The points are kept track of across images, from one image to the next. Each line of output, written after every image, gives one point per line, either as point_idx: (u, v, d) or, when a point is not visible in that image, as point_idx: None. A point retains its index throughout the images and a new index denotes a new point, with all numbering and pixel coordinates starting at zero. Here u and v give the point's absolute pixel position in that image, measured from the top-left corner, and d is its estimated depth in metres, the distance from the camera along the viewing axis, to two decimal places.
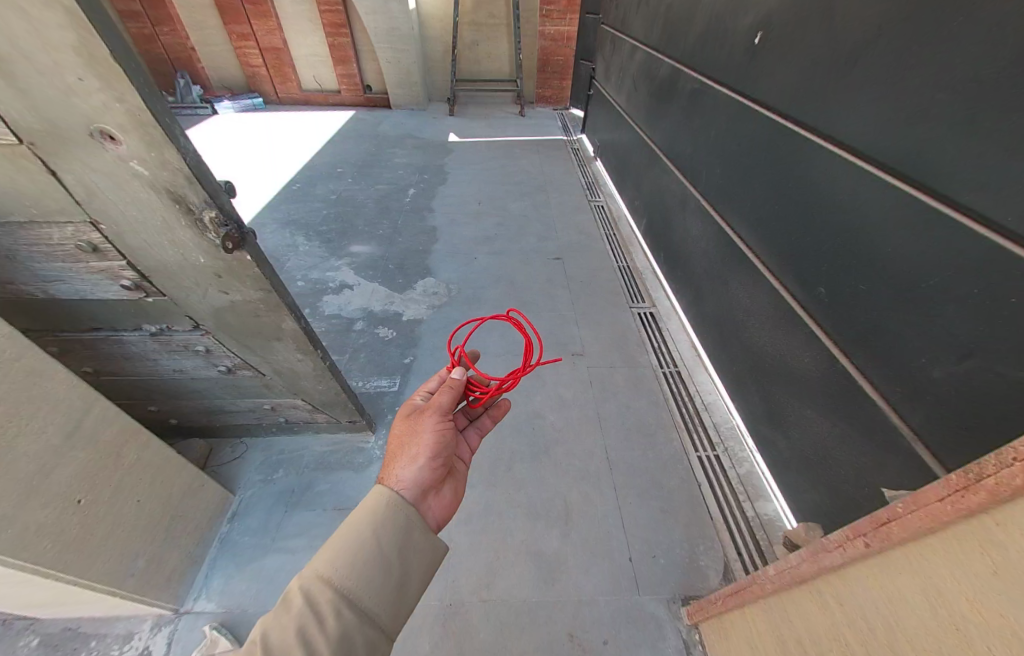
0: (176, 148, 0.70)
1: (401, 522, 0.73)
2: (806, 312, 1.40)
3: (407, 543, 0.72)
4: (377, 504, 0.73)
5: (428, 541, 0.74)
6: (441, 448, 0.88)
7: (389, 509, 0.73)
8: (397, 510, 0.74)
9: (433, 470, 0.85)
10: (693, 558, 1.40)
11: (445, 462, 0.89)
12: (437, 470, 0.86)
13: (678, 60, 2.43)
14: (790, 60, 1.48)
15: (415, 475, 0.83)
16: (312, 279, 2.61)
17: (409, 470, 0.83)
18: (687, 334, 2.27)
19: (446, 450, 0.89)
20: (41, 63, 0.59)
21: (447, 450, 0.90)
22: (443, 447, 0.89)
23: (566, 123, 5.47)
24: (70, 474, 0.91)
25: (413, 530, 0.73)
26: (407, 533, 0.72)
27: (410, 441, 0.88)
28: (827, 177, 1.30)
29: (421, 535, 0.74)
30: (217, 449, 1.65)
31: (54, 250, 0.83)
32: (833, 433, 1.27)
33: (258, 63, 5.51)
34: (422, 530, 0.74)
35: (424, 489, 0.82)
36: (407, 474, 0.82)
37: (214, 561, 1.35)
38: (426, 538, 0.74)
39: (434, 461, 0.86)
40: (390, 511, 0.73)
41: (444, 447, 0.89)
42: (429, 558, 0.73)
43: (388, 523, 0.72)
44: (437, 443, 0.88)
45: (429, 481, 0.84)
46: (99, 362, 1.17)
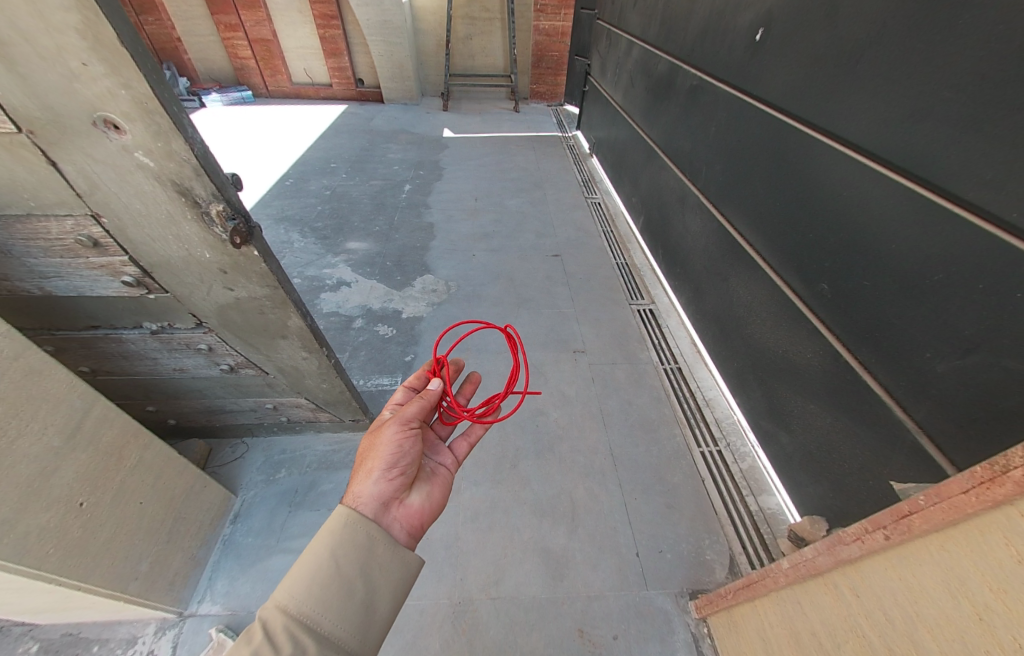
0: (184, 138, 0.68)
1: (361, 541, 0.74)
2: (808, 308, 1.41)
3: (370, 561, 0.73)
4: (335, 524, 0.74)
5: (396, 558, 0.76)
6: (400, 458, 0.89)
7: (349, 529, 0.74)
8: (356, 529, 0.75)
9: (390, 481, 0.86)
10: (698, 552, 1.42)
11: (405, 471, 0.89)
12: (395, 480, 0.86)
13: (676, 57, 2.44)
14: (791, 58, 1.49)
15: (371, 488, 0.83)
16: (308, 275, 2.57)
17: (365, 484, 0.83)
18: (687, 331, 2.29)
19: (404, 459, 0.89)
20: (42, 48, 0.56)
21: (407, 459, 0.90)
22: (401, 456, 0.89)
23: (561, 119, 5.46)
24: (71, 477, 0.89)
25: (375, 547, 0.75)
26: (370, 550, 0.74)
27: (368, 455, 0.88)
28: (830, 174, 1.31)
29: (385, 550, 0.76)
30: (216, 449, 1.62)
31: (52, 245, 0.80)
32: (837, 428, 1.29)
33: (247, 55, 5.39)
34: (386, 546, 0.76)
35: (382, 501, 0.83)
36: (364, 489, 0.82)
37: (217, 562, 1.32)
38: (392, 553, 0.76)
39: (391, 472, 0.87)
40: (349, 531, 0.74)
41: (402, 457, 0.89)
42: (398, 575, 0.75)
43: (347, 543, 0.73)
44: (394, 453, 0.88)
45: (387, 492, 0.84)
46: (96, 361, 1.14)
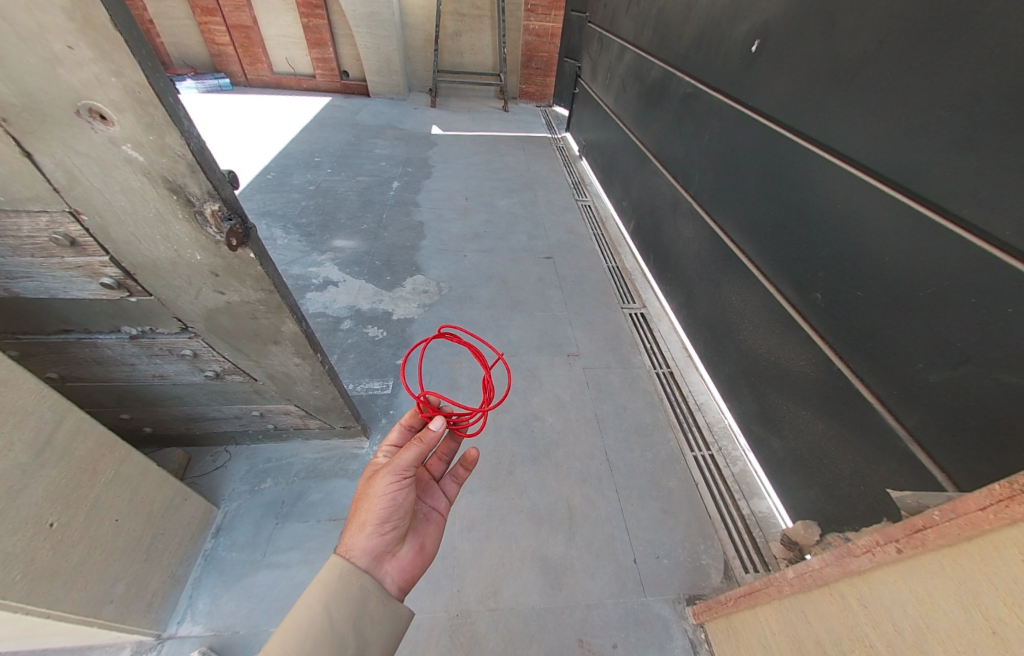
0: (179, 133, 0.62)
1: (355, 595, 0.72)
2: (800, 316, 1.44)
3: (362, 616, 0.71)
4: (327, 578, 0.71)
5: (388, 611, 0.74)
6: (395, 510, 0.84)
7: (342, 582, 0.72)
8: (350, 583, 0.72)
9: (383, 534, 0.82)
10: (694, 556, 1.43)
11: (400, 524, 0.84)
12: (389, 533, 0.82)
13: (670, 63, 2.46)
14: (787, 71, 1.51)
15: (365, 542, 0.79)
16: (293, 274, 2.48)
17: (360, 537, 0.79)
18: (678, 335, 2.32)
19: (399, 512, 0.84)
20: (20, 27, 0.49)
21: (401, 512, 0.85)
22: (395, 510, 0.84)
23: (550, 121, 5.45)
24: (39, 495, 0.81)
25: (367, 599, 0.73)
26: (363, 604, 0.72)
27: (361, 504, 0.84)
28: (825, 188, 1.33)
29: (377, 603, 0.73)
30: (196, 458, 1.53)
31: (22, 243, 0.73)
32: (828, 434, 1.32)
33: (224, 42, 5.17)
34: (378, 598, 0.74)
35: (376, 555, 0.79)
36: (357, 542, 0.79)
37: (199, 579, 1.25)
38: (385, 607, 0.74)
39: (384, 525, 0.82)
40: (343, 584, 0.72)
41: (397, 511, 0.84)
42: (388, 628, 0.73)
43: (340, 596, 0.70)
44: (389, 506, 0.84)
45: (380, 546, 0.80)
46: (66, 367, 1.05)
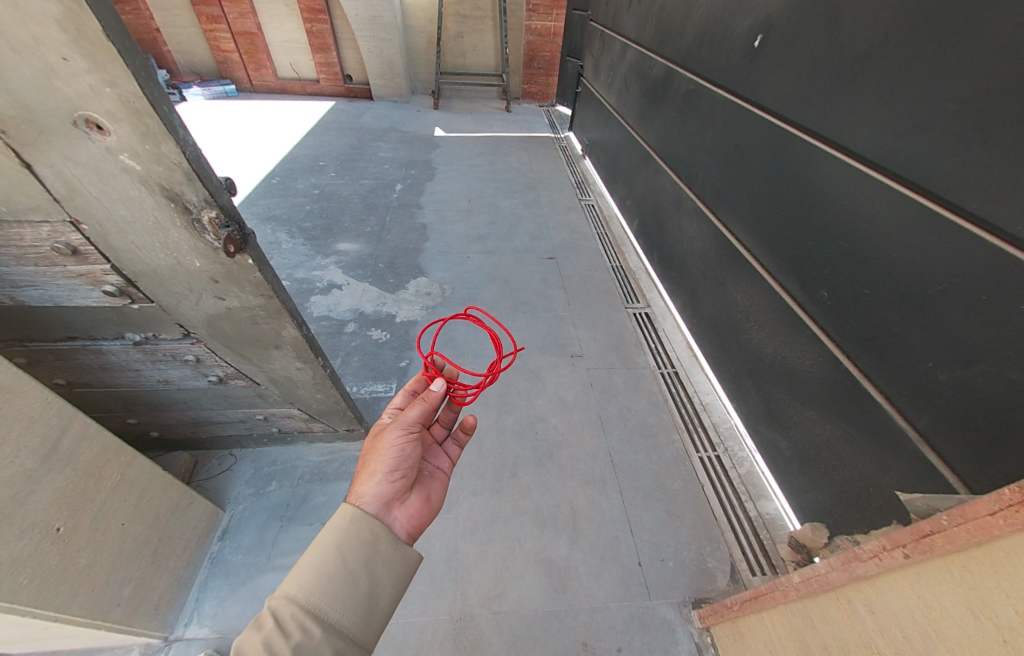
0: (175, 141, 0.63)
1: (365, 537, 0.73)
2: (806, 315, 1.42)
3: (373, 557, 0.72)
4: (338, 522, 0.73)
5: (398, 554, 0.75)
6: (403, 460, 0.88)
7: (353, 526, 0.73)
8: (360, 526, 0.74)
9: (392, 482, 0.85)
10: (700, 559, 1.41)
11: (407, 473, 0.87)
12: (398, 482, 0.85)
13: (672, 60, 2.44)
14: (790, 65, 1.49)
15: (374, 489, 0.82)
16: (297, 278, 2.50)
17: (368, 485, 0.82)
18: (682, 334, 2.30)
19: (406, 462, 0.88)
20: (16, 40, 0.50)
21: (409, 462, 0.88)
22: (402, 459, 0.88)
23: (552, 120, 5.44)
24: (46, 501, 0.82)
25: (378, 543, 0.74)
26: (374, 546, 0.73)
27: (371, 456, 0.88)
28: (830, 184, 1.31)
29: (387, 546, 0.74)
30: (202, 462, 1.55)
31: (26, 252, 0.74)
32: (836, 435, 1.30)
33: (229, 48, 5.23)
34: (388, 541, 0.75)
35: (385, 501, 0.82)
36: (366, 490, 0.82)
37: (205, 582, 1.26)
38: (394, 549, 0.75)
39: (394, 474, 0.86)
40: (353, 528, 0.73)
41: (404, 460, 0.88)
42: (399, 570, 0.74)
43: (352, 538, 0.72)
44: (397, 456, 0.88)
45: (389, 494, 0.83)
46: (73, 374, 1.07)
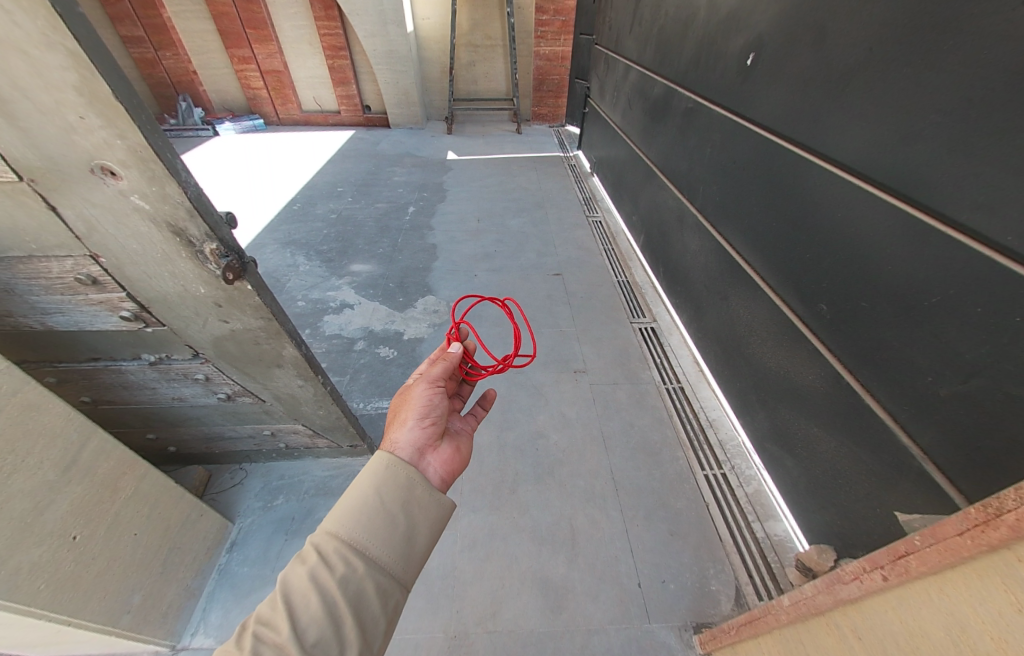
0: (177, 182, 0.70)
1: (402, 479, 0.72)
2: (807, 328, 1.39)
3: (410, 499, 0.71)
4: (376, 466, 0.72)
5: (433, 498, 0.73)
6: (432, 408, 0.90)
7: (390, 470, 0.72)
8: (396, 470, 0.73)
9: (423, 428, 0.86)
10: (702, 582, 1.37)
11: (438, 421, 0.89)
12: (429, 427, 0.86)
13: (672, 80, 2.48)
14: (781, 82, 1.51)
15: (407, 435, 0.83)
16: (312, 299, 2.62)
17: (401, 432, 0.84)
18: (689, 349, 2.27)
19: (435, 410, 0.90)
20: (42, 104, 0.58)
21: (438, 410, 0.91)
22: (431, 408, 0.90)
23: (562, 139, 5.56)
24: (65, 509, 0.89)
25: (415, 486, 0.72)
26: (410, 489, 0.72)
27: (402, 408, 0.91)
28: (824, 196, 1.30)
29: (424, 489, 0.73)
30: (216, 475, 1.62)
31: (53, 283, 0.82)
32: (842, 453, 1.25)
33: (259, 86, 5.64)
34: (424, 485, 0.73)
35: (418, 446, 0.82)
36: (399, 436, 0.83)
37: (212, 593, 1.31)
38: (430, 494, 0.73)
39: (425, 420, 0.88)
40: (390, 471, 0.72)
41: (433, 408, 0.90)
42: (436, 513, 0.72)
43: (389, 481, 0.71)
44: (426, 404, 0.91)
45: (422, 439, 0.84)
46: (97, 391, 1.16)
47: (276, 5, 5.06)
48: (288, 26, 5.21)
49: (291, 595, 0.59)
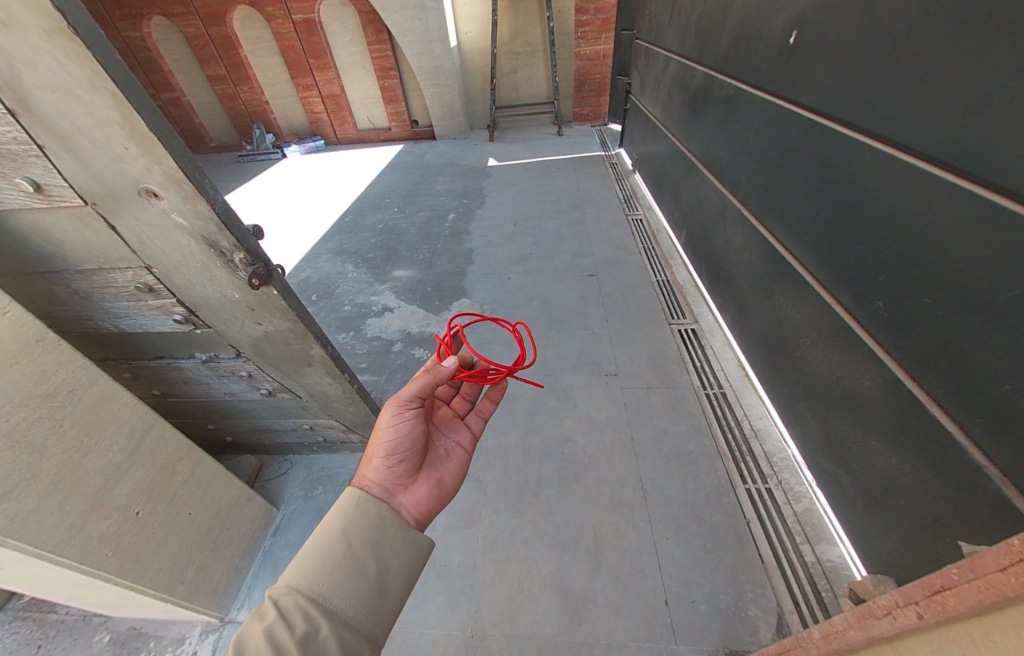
0: (206, 200, 0.79)
1: (373, 522, 0.76)
2: (861, 328, 1.23)
3: (381, 543, 0.74)
4: (344, 508, 0.76)
5: (407, 540, 0.77)
6: (400, 444, 0.92)
7: (359, 512, 0.76)
8: (367, 512, 0.77)
9: (392, 468, 0.89)
10: (738, 606, 1.26)
11: (406, 457, 0.91)
12: (397, 467, 0.90)
13: (711, 67, 2.35)
14: (827, 58, 1.37)
15: (376, 475, 0.87)
16: (357, 304, 2.79)
17: (371, 471, 0.87)
18: (734, 352, 2.11)
19: (402, 446, 0.91)
20: (96, 139, 0.69)
21: (406, 446, 0.92)
22: (399, 444, 0.91)
23: (604, 138, 5.45)
24: (130, 487, 1.03)
25: (386, 528, 0.76)
26: (381, 532, 0.75)
27: (371, 442, 0.93)
28: (879, 180, 1.15)
29: (396, 531, 0.77)
30: (266, 465, 1.78)
31: (121, 291, 0.97)
32: (905, 471, 1.09)
33: (319, 110, 6.15)
34: (397, 527, 0.77)
35: (388, 486, 0.87)
36: (369, 474, 0.87)
37: (257, 572, 1.44)
38: (402, 535, 0.77)
39: (392, 459, 0.90)
40: (360, 514, 0.76)
41: (401, 445, 0.92)
42: (408, 557, 0.76)
43: (358, 525, 0.75)
44: (393, 441, 0.92)
45: (390, 480, 0.87)
46: (164, 385, 1.33)
47: (333, 35, 5.51)
48: (344, 53, 5.65)
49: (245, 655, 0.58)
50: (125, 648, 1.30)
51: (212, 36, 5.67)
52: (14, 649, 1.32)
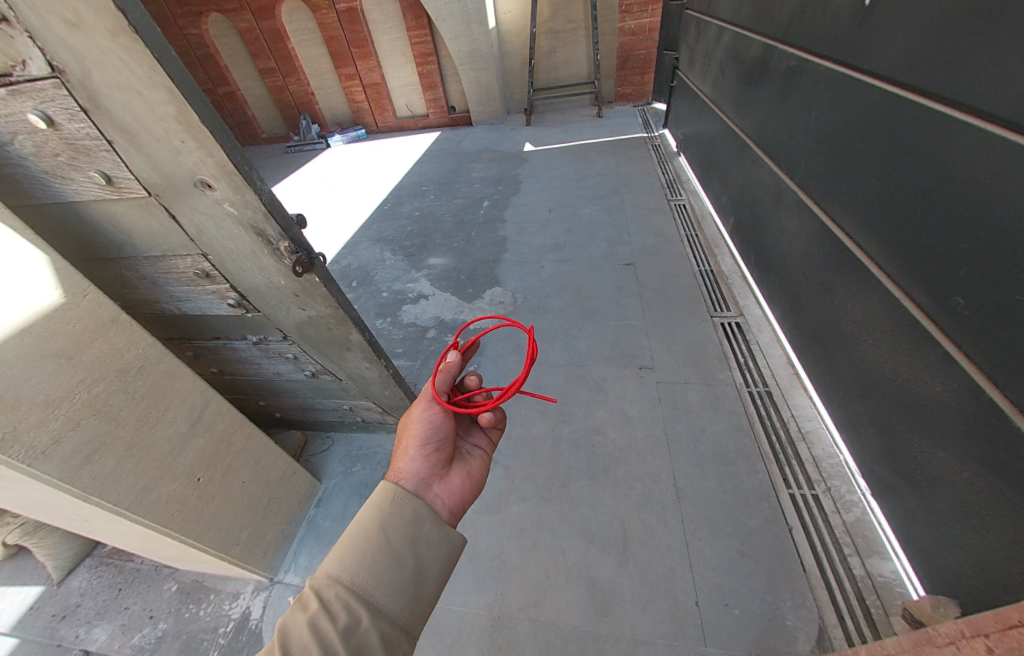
0: (254, 190, 0.83)
1: (409, 516, 0.76)
2: (935, 326, 1.11)
3: (417, 537, 0.75)
4: (380, 502, 0.77)
5: (442, 535, 0.77)
6: (433, 433, 0.94)
7: (395, 505, 0.77)
8: (403, 505, 0.77)
9: (426, 458, 0.91)
10: (774, 614, 1.20)
11: (439, 448, 0.93)
12: (431, 457, 0.91)
13: (771, 37, 2.15)
14: (909, 19, 1.21)
15: (411, 465, 0.88)
16: (394, 291, 2.87)
17: (406, 462, 0.88)
18: (782, 349, 1.98)
19: (436, 436, 0.94)
20: (156, 134, 0.74)
21: (439, 435, 0.95)
22: (432, 433, 0.94)
23: (647, 119, 5.18)
24: (192, 454, 1.13)
25: (422, 523, 0.77)
26: (417, 526, 0.76)
27: (404, 435, 0.95)
28: (965, 159, 1.01)
29: (431, 526, 0.77)
30: (310, 441, 1.90)
31: (181, 276, 1.05)
32: (978, 486, 0.99)
33: (361, 99, 6.28)
34: (431, 522, 0.78)
35: (422, 477, 0.87)
36: (404, 466, 0.88)
37: (302, 540, 1.54)
38: (437, 530, 0.77)
39: (427, 449, 0.92)
40: (395, 507, 0.77)
41: (434, 434, 0.94)
42: (445, 552, 0.76)
43: (395, 520, 0.75)
44: (427, 430, 0.95)
45: (426, 470, 0.89)
46: (219, 364, 1.43)
47: (374, 23, 5.56)
48: (385, 40, 5.70)
49: (289, 643, 0.60)
50: (190, 597, 1.45)
51: (262, 30, 5.89)
52: (100, 590, 1.51)
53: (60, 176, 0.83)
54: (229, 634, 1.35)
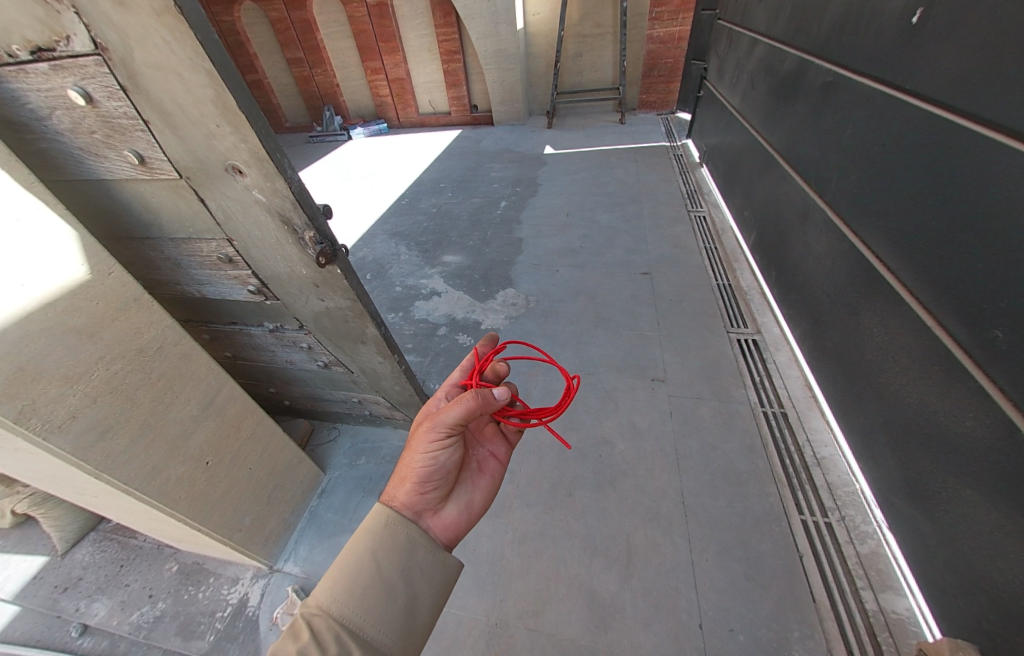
0: (284, 178, 0.82)
1: (402, 543, 0.76)
2: (970, 360, 1.07)
3: (410, 566, 0.75)
4: (373, 527, 0.76)
5: (435, 562, 0.78)
6: (434, 470, 0.90)
7: (389, 531, 0.77)
8: (396, 531, 0.77)
9: (422, 494, 0.88)
10: (781, 643, 1.17)
11: (438, 485, 0.90)
12: (428, 494, 0.88)
13: (807, 52, 2.10)
14: (958, 41, 1.17)
15: (405, 499, 0.86)
16: (407, 285, 2.88)
17: (401, 494, 0.87)
18: (800, 369, 1.94)
19: (436, 472, 0.90)
20: (192, 116, 0.73)
21: (439, 471, 0.90)
22: (432, 470, 0.89)
23: (670, 128, 5.14)
24: (202, 438, 1.13)
25: (415, 550, 0.77)
26: (411, 554, 0.76)
27: (405, 461, 0.91)
28: (1011, 187, 0.98)
29: (425, 553, 0.78)
30: (317, 430, 1.90)
31: (204, 259, 1.05)
32: (1007, 528, 0.95)
33: (385, 93, 6.32)
34: (426, 549, 0.78)
35: (416, 511, 0.86)
36: (399, 496, 0.87)
37: (303, 530, 1.54)
38: (430, 556, 0.78)
39: (424, 485, 0.89)
40: (389, 533, 0.77)
41: (435, 470, 0.90)
42: (437, 580, 0.77)
43: (388, 547, 0.75)
44: (428, 467, 0.90)
45: (420, 505, 0.87)
46: (234, 349, 1.44)
47: (403, 18, 5.58)
48: (413, 36, 5.73)
49: None
50: (190, 578, 1.46)
51: (293, 20, 5.95)
52: (102, 564, 1.52)
53: (94, 153, 0.83)
54: (226, 619, 1.35)
